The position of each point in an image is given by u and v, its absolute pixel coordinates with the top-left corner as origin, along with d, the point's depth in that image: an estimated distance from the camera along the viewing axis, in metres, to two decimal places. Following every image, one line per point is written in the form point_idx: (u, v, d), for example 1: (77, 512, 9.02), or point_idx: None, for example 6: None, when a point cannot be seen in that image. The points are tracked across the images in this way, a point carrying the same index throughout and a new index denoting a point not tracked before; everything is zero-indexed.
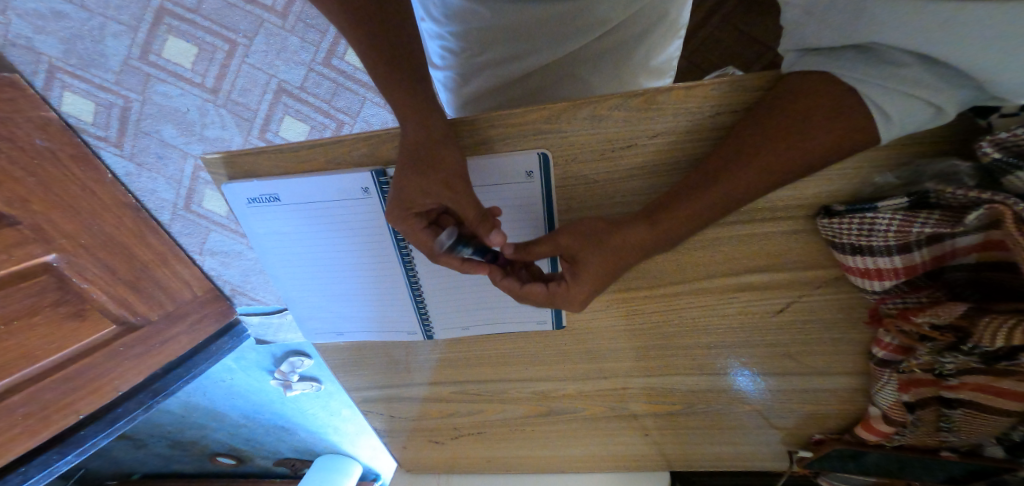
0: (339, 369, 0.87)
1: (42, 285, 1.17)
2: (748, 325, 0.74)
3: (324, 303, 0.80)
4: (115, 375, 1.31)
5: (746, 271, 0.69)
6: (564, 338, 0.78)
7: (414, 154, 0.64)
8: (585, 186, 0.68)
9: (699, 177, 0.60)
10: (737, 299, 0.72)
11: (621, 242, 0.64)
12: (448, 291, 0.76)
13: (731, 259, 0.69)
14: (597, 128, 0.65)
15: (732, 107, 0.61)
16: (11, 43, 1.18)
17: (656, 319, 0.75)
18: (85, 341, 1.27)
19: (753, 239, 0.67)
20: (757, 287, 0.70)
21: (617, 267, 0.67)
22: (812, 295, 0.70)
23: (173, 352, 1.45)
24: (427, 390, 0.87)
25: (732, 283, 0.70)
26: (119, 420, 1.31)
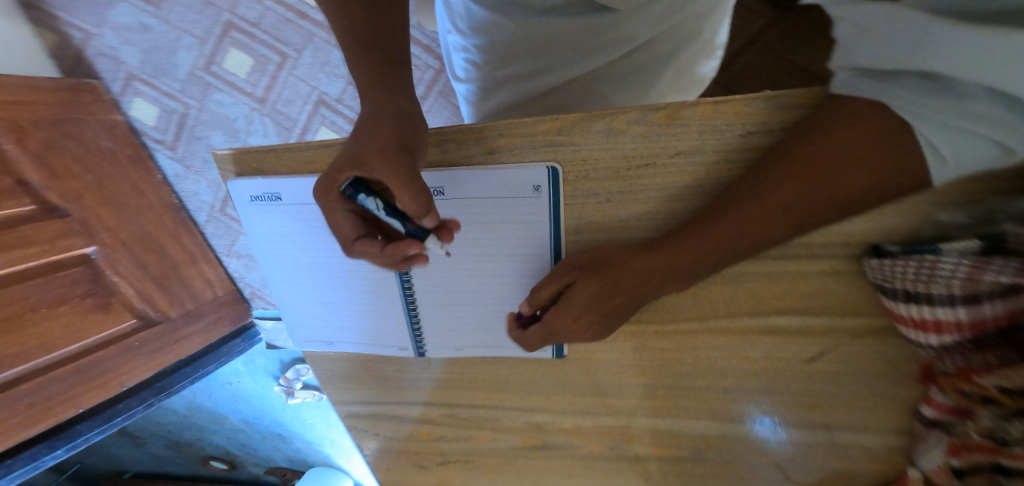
0: (327, 382, 0.82)
1: (76, 276, 1.19)
2: (772, 369, 0.67)
3: (315, 310, 0.77)
4: (122, 371, 1.28)
5: (773, 312, 0.63)
6: (567, 368, 0.73)
7: (360, 131, 0.61)
8: (596, 206, 0.63)
9: (720, 204, 0.56)
10: (758, 339, 0.65)
11: (625, 274, 0.60)
12: (445, 308, 0.72)
13: (754, 296, 0.63)
14: (613, 144, 0.60)
15: (765, 127, 0.56)
16: (100, 54, 1.34)
17: (668, 356, 0.68)
18: (109, 331, 1.26)
19: (776, 274, 0.62)
20: (786, 331, 0.64)
21: (617, 302, 0.62)
22: (849, 342, 0.63)
23: (187, 350, 1.45)
24: (417, 412, 0.81)
25: (752, 321, 0.64)
26: (116, 416, 1.27)
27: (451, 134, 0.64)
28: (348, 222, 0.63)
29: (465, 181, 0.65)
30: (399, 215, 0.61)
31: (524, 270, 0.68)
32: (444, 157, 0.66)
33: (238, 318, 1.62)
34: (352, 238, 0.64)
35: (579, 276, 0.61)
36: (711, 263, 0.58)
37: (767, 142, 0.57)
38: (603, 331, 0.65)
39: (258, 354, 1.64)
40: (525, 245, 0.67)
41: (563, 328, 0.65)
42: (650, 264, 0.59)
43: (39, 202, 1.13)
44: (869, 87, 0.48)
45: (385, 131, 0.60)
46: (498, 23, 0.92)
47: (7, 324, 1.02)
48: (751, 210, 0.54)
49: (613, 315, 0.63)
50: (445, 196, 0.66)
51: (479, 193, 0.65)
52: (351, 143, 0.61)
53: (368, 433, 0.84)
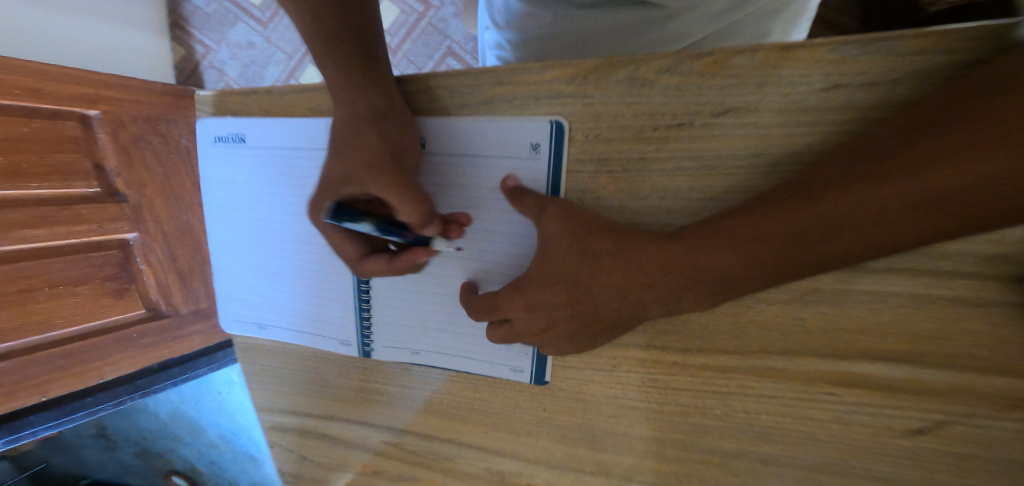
0: (252, 378, 0.67)
1: (107, 258, 1.10)
2: (854, 448, 0.42)
3: (255, 282, 0.64)
4: (105, 361, 1.10)
5: (862, 357, 0.41)
6: (546, 399, 0.52)
7: (337, 145, 0.51)
8: (608, 174, 0.47)
9: (799, 185, 0.37)
10: (834, 394, 0.42)
11: (632, 271, 0.41)
12: (402, 296, 0.56)
13: (830, 328, 0.41)
14: (637, 97, 0.45)
15: (860, 79, 0.39)
16: (211, 67, 1.35)
17: (690, 404, 0.46)
18: (111, 318, 1.12)
19: (874, 296, 0.40)
20: (882, 390, 0.41)
21: (590, 298, 0.43)
22: (993, 419, 0.39)
23: (182, 350, 1.25)
24: (384, 447, 0.62)
25: (819, 364, 0.42)
26: (78, 411, 1.05)
27: (443, 80, 0.52)
28: (351, 249, 0.54)
29: (452, 133, 0.52)
30: (395, 231, 0.51)
31: (505, 268, 0.51)
32: (431, 106, 0.53)
33: None
34: (359, 266, 0.54)
35: (545, 249, 0.43)
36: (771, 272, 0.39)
37: (862, 100, 0.39)
38: (573, 344, 0.46)
39: None
40: (509, 224, 0.50)
41: (524, 333, 0.47)
42: (647, 241, 0.40)
43: (107, 188, 1.10)
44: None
45: (364, 140, 0.50)
46: (530, 13, 0.67)
47: (19, 296, 0.95)
48: (835, 197, 0.35)
49: (586, 321, 0.44)
50: (426, 150, 0.53)
51: (465, 149, 0.52)
52: (333, 160, 0.52)
53: (291, 455, 0.67)
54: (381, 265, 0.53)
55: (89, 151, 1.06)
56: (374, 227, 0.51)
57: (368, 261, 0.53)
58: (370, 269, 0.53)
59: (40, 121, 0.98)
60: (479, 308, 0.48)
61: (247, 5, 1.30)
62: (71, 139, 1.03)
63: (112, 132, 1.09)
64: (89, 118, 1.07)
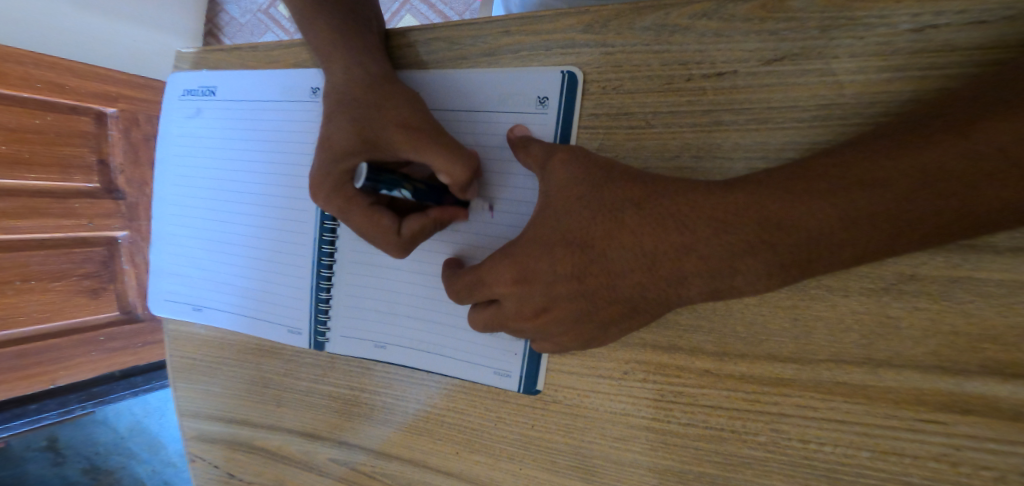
0: (179, 377, 0.56)
1: (91, 255, 1.03)
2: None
3: (198, 256, 0.54)
4: (62, 365, 1.00)
5: (964, 377, 0.30)
6: (535, 412, 0.42)
7: (342, 107, 0.42)
8: (628, 131, 0.38)
9: (886, 137, 0.28)
10: (938, 422, 0.31)
11: (657, 230, 0.31)
12: (370, 276, 0.46)
13: (933, 331, 0.31)
14: (670, 45, 0.37)
15: (960, 17, 0.30)
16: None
17: (721, 429, 0.36)
18: (78, 318, 1.03)
19: (1000, 286, 0.29)
20: (991, 424, 0.30)
21: (603, 269, 0.33)
22: None
23: (151, 358, 1.17)
24: (340, 470, 0.50)
25: (925, 382, 0.31)
26: (16, 419, 0.93)
27: (441, 29, 0.44)
28: (385, 216, 0.41)
29: (446, 86, 0.44)
30: (437, 195, 0.42)
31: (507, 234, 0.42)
32: (424, 58, 0.45)
33: None
34: (400, 236, 0.41)
35: (546, 204, 0.35)
36: (852, 252, 0.29)
37: (959, 47, 0.31)
38: (577, 333, 0.36)
39: None
40: (503, 191, 0.42)
41: (518, 316, 0.37)
42: (680, 194, 0.31)
43: (107, 184, 1.04)
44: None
45: (380, 100, 0.41)
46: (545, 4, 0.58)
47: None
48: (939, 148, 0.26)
49: (595, 302, 0.34)
50: None
51: (458, 103, 0.44)
52: (340, 123, 0.42)
53: (217, 472, 0.55)
54: (425, 223, 0.41)
55: (98, 147, 1.02)
56: (416, 192, 0.41)
57: (408, 226, 0.41)
58: (417, 231, 0.41)
59: (56, 115, 0.94)
60: (462, 286, 0.38)
61: (280, 16, 1.24)
62: (83, 134, 0.99)
63: (125, 130, 1.06)
64: (105, 115, 1.03)
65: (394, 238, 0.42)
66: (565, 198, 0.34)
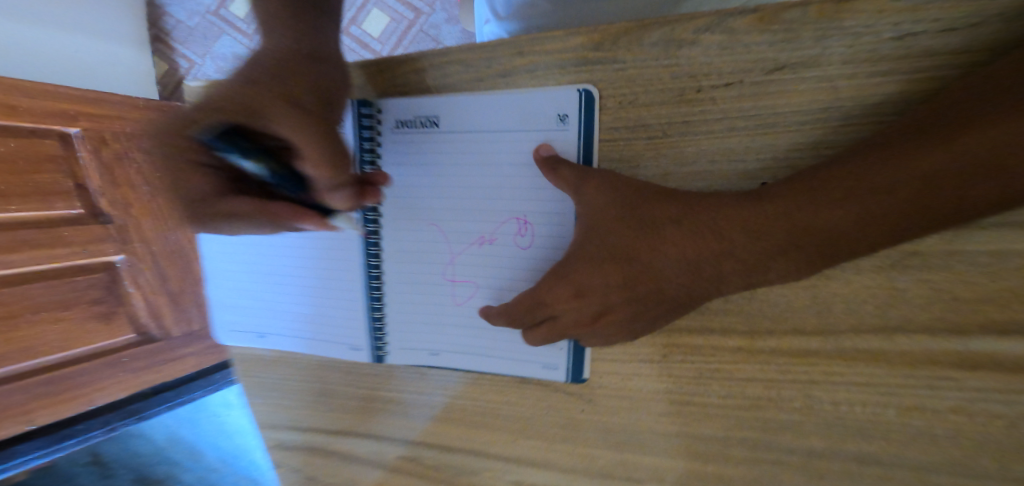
0: (252, 393, 0.61)
1: (91, 282, 1.06)
2: (943, 439, 0.38)
3: (247, 287, 0.57)
4: (93, 387, 1.06)
5: (965, 332, 0.36)
6: (584, 400, 0.47)
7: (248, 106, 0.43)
8: (648, 141, 0.42)
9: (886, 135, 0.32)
10: (946, 377, 0.37)
11: (693, 238, 0.36)
12: (419, 291, 0.50)
13: (934, 300, 0.36)
14: (679, 58, 0.40)
15: (935, 24, 0.35)
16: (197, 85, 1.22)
17: (757, 400, 0.41)
18: (98, 343, 1.08)
19: (989, 256, 0.34)
20: (993, 370, 0.36)
21: (650, 276, 0.38)
22: None
23: (175, 374, 1.17)
24: (408, 464, 0.56)
25: (933, 343, 0.36)
26: (69, 438, 1.00)
27: (455, 54, 0.47)
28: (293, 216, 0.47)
29: (469, 105, 0.47)
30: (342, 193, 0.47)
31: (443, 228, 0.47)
32: (445, 83, 0.48)
33: None
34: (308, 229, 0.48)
35: (590, 224, 0.40)
36: (866, 240, 0.33)
37: (935, 51, 0.35)
38: (631, 330, 0.41)
39: None
40: (536, 203, 0.45)
41: (575, 321, 0.42)
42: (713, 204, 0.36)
43: (89, 207, 1.05)
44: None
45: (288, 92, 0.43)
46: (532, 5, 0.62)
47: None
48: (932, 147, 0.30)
49: (647, 303, 0.39)
50: (439, 128, 0.48)
51: (479, 123, 0.47)
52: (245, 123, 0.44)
53: (296, 476, 0.61)
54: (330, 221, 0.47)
55: (70, 170, 1.01)
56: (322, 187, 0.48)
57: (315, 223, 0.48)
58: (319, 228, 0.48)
59: (18, 140, 0.93)
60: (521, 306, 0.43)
61: (233, 17, 1.18)
62: (51, 158, 0.98)
63: (94, 149, 1.04)
64: (70, 136, 1.00)
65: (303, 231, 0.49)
66: (602, 223, 0.39)
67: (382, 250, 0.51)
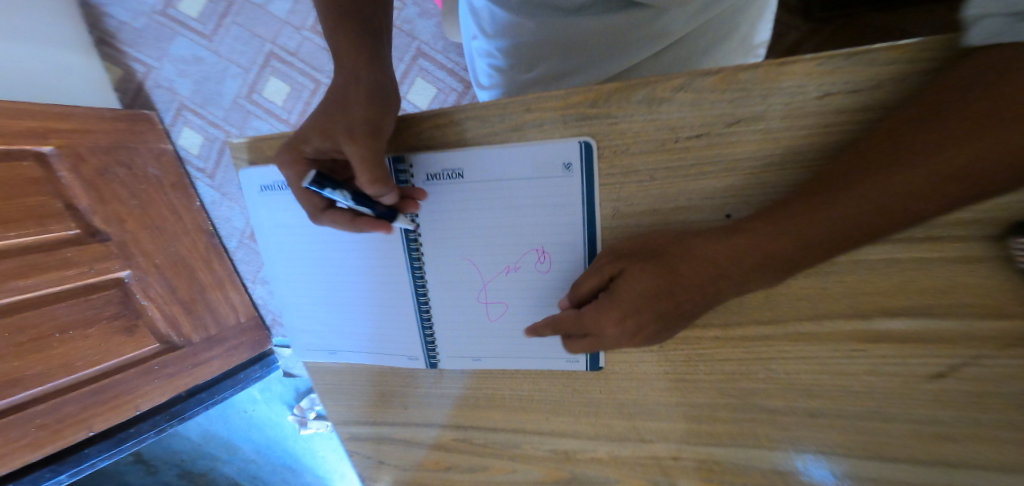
0: (325, 398, 0.73)
1: (108, 297, 1.14)
2: (869, 394, 0.51)
3: (319, 315, 0.69)
4: (137, 393, 1.16)
5: (882, 314, 0.48)
6: (599, 384, 0.60)
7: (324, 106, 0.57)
8: (637, 184, 0.53)
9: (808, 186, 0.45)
10: (868, 350, 0.50)
11: (697, 269, 0.49)
12: (462, 310, 0.63)
13: (854, 293, 0.48)
14: (656, 114, 0.51)
15: (848, 87, 0.46)
16: (157, 85, 1.38)
17: (730, 374, 0.55)
18: (130, 354, 1.17)
19: (898, 263, 0.46)
20: (901, 341, 0.49)
21: (674, 300, 0.50)
22: (993, 358, 0.47)
23: (206, 376, 1.32)
24: (459, 445, 0.69)
25: (860, 326, 0.49)
26: (126, 441, 1.13)
27: (471, 111, 0.56)
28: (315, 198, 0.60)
29: (488, 158, 0.57)
30: (368, 203, 0.58)
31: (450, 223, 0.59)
32: (464, 137, 0.57)
33: (258, 343, 1.50)
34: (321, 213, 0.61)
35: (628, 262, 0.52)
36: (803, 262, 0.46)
37: (852, 104, 0.47)
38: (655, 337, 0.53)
39: (275, 380, 1.53)
40: (552, 236, 0.57)
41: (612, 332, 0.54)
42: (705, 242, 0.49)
43: (85, 226, 1.13)
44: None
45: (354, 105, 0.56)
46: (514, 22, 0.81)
47: (32, 344, 0.98)
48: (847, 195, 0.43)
49: (670, 318, 0.51)
50: (464, 179, 0.58)
51: (499, 173, 0.57)
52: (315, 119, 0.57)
53: (368, 460, 0.75)
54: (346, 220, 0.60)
55: (57, 191, 1.09)
56: (349, 196, 0.58)
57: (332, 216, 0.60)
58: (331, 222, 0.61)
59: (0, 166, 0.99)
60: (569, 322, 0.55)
61: (182, 17, 1.34)
62: (36, 179, 1.05)
63: (73, 168, 1.12)
64: (44, 155, 1.09)
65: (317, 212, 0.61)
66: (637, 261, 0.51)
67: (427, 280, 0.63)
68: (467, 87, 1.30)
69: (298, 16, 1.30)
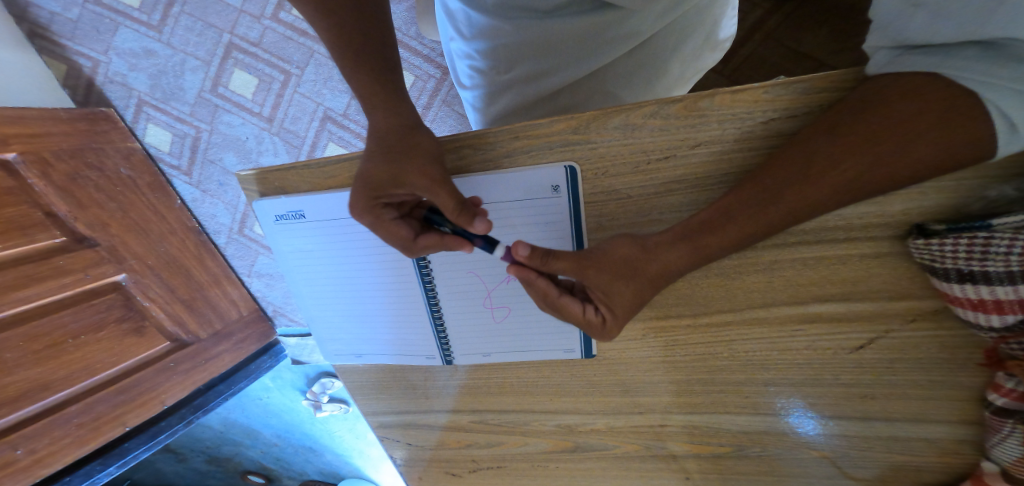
0: (356, 392, 0.83)
1: (109, 302, 1.15)
2: (812, 364, 0.63)
3: (344, 325, 0.77)
4: (160, 390, 1.21)
5: (816, 300, 0.60)
6: (594, 368, 0.71)
7: (382, 149, 0.61)
8: (615, 201, 0.62)
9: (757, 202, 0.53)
10: (808, 328, 0.61)
11: (661, 267, 0.57)
12: (469, 313, 0.71)
13: (793, 285, 0.60)
14: (630, 139, 0.59)
15: (787, 112, 0.54)
16: (110, 81, 1.34)
17: (701, 352, 0.66)
18: (142, 355, 1.20)
19: (828, 261, 0.57)
20: (833, 319, 0.60)
21: (640, 291, 0.59)
22: (905, 331, 0.59)
23: (219, 369, 1.37)
24: (474, 425, 0.80)
25: (802, 310, 0.61)
26: (161, 434, 1.20)
27: (465, 140, 0.62)
28: (403, 230, 0.63)
29: (484, 185, 0.63)
30: (467, 233, 0.61)
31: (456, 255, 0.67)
32: (460, 165, 0.64)
33: (264, 335, 1.55)
34: (410, 244, 0.64)
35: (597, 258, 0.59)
36: None
37: (792, 127, 0.55)
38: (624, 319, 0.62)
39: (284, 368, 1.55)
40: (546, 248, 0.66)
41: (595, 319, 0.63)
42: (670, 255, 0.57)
43: (70, 234, 1.12)
44: (918, 58, 0.46)
45: (411, 143, 0.60)
46: (494, 26, 0.80)
47: (50, 350, 1.00)
48: (788, 209, 0.52)
49: (637, 305, 0.60)
50: None
51: (496, 197, 0.64)
52: (381, 163, 0.60)
53: (398, 443, 0.86)
54: (436, 242, 0.64)
55: (33, 200, 1.06)
56: (452, 227, 0.63)
57: (423, 241, 0.64)
58: (423, 246, 0.64)
59: None
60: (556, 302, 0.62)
61: (120, 5, 1.29)
62: (9, 189, 1.02)
63: (42, 174, 1.08)
64: (10, 162, 1.04)
65: (406, 244, 0.64)
66: (600, 258, 0.58)
67: (438, 292, 0.71)
68: (444, 73, 1.33)
69: (255, 5, 1.28)
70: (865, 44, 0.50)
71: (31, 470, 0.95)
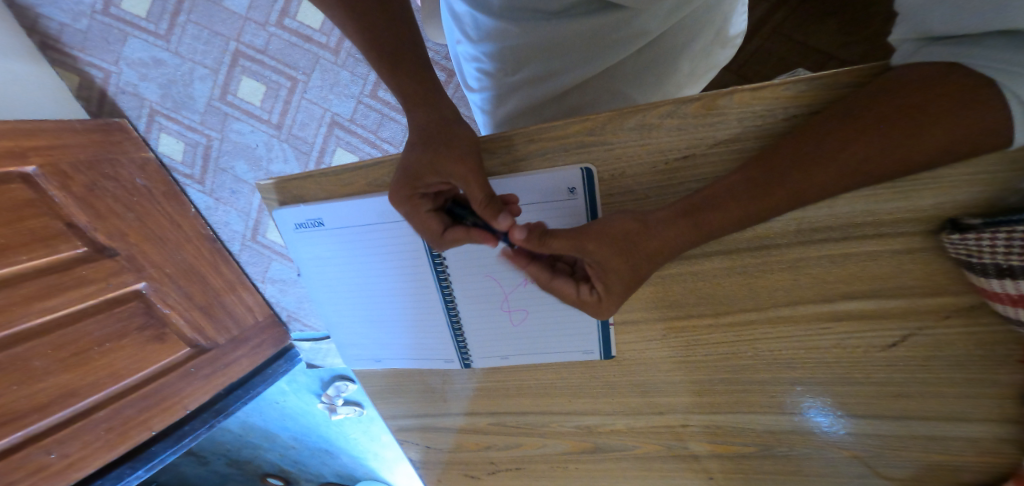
0: (375, 396, 0.84)
1: (131, 310, 1.17)
2: (835, 362, 0.63)
3: (364, 331, 0.77)
4: (182, 395, 1.23)
5: (837, 297, 0.59)
6: (613, 369, 0.71)
7: (423, 140, 0.61)
8: (633, 202, 0.62)
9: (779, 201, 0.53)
10: (831, 325, 0.61)
11: (660, 245, 0.56)
12: (486, 316, 0.71)
13: (815, 282, 0.59)
14: (647, 140, 0.58)
15: (807, 109, 0.54)
16: (121, 91, 1.36)
17: (721, 351, 0.65)
18: (164, 362, 1.22)
19: (850, 258, 0.57)
20: (856, 315, 0.60)
21: (636, 266, 0.58)
22: (931, 326, 0.58)
23: (238, 374, 1.39)
24: (493, 427, 0.80)
25: (824, 307, 0.60)
26: (185, 437, 1.22)
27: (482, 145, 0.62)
28: (434, 223, 0.62)
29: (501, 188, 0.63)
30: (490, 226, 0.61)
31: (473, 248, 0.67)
32: None
33: (280, 340, 1.56)
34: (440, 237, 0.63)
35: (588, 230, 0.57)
36: None
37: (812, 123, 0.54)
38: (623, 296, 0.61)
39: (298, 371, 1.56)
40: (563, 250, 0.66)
41: (591, 295, 0.62)
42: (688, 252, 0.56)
43: (90, 243, 1.14)
44: (945, 50, 0.45)
45: (451, 136, 0.60)
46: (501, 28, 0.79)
47: (76, 358, 1.02)
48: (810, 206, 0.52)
49: (635, 280, 0.59)
50: None
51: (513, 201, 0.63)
52: (421, 153, 0.60)
53: (418, 446, 0.86)
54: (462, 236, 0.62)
55: (54, 211, 1.08)
56: (476, 221, 0.62)
57: (451, 234, 0.63)
58: (451, 239, 0.63)
59: None
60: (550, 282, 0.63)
61: (127, 15, 1.31)
62: (30, 202, 1.04)
63: (62, 186, 1.10)
64: (30, 176, 1.06)
65: (436, 236, 0.63)
66: (596, 233, 0.56)
67: (456, 296, 0.71)
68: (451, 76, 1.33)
69: (260, 12, 1.29)
70: (891, 37, 0.49)
71: (63, 474, 0.97)
